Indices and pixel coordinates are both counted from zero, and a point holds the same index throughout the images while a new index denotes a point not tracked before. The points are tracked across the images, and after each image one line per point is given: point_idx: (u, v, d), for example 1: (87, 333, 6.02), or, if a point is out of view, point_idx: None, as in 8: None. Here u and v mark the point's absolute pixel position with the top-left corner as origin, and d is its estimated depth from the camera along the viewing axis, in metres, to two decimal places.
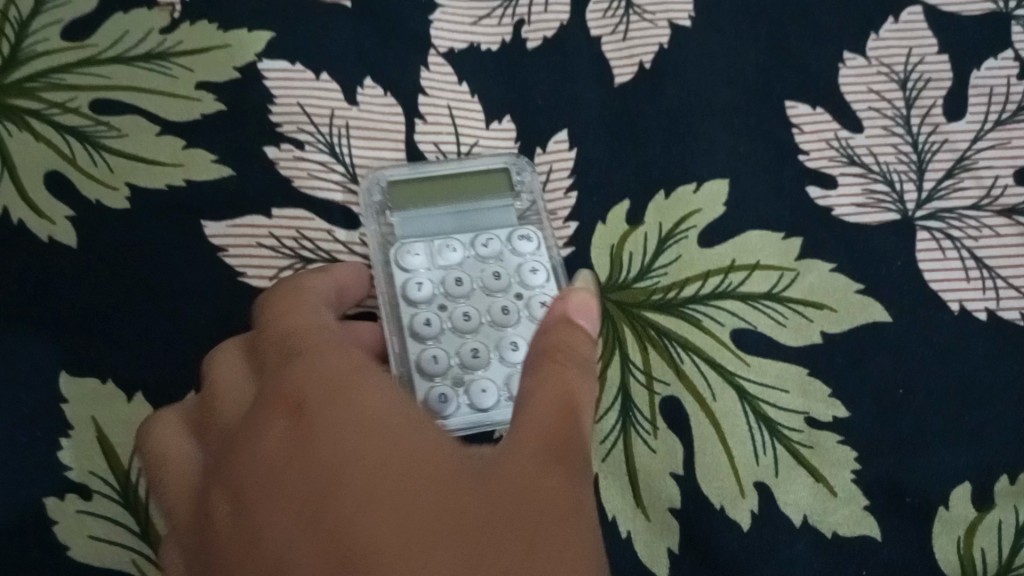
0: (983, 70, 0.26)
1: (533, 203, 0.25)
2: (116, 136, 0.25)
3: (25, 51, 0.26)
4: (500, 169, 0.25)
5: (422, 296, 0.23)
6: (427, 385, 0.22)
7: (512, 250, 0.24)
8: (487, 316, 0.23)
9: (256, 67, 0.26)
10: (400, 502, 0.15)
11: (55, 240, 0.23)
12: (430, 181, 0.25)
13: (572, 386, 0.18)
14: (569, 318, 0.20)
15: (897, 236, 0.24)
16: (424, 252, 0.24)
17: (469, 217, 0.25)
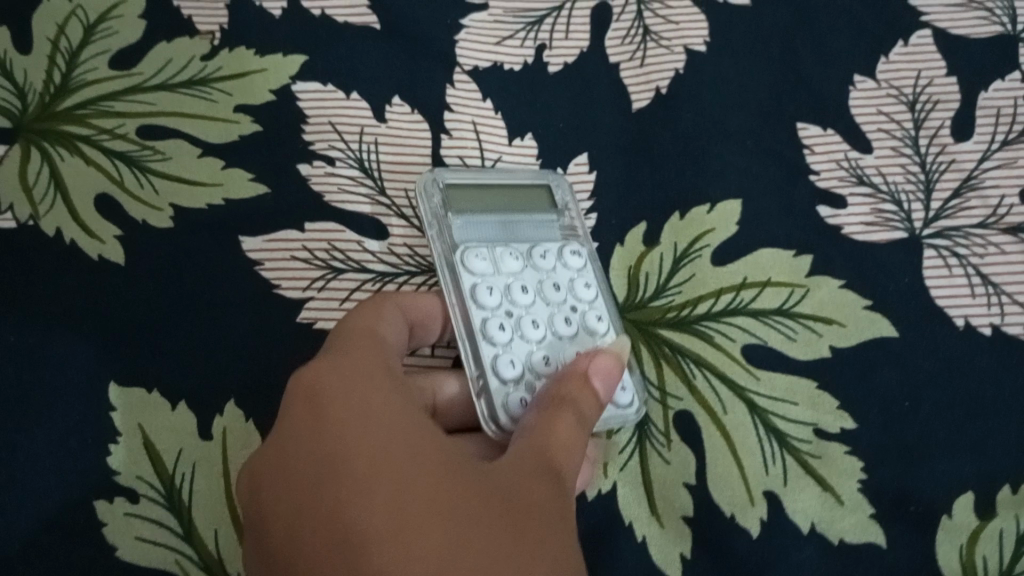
0: (991, 91, 0.27)
1: (576, 219, 0.26)
2: (161, 159, 0.26)
3: (75, 80, 0.27)
4: (544, 186, 0.26)
5: (492, 301, 0.23)
6: (501, 388, 0.22)
7: (565, 263, 0.25)
8: (550, 326, 0.24)
9: (290, 89, 0.28)
10: (390, 490, 0.16)
11: (104, 257, 0.25)
12: (484, 189, 0.25)
13: (572, 433, 0.20)
14: (585, 374, 0.21)
15: (904, 254, 0.25)
16: (488, 257, 0.24)
17: (520, 226, 0.25)
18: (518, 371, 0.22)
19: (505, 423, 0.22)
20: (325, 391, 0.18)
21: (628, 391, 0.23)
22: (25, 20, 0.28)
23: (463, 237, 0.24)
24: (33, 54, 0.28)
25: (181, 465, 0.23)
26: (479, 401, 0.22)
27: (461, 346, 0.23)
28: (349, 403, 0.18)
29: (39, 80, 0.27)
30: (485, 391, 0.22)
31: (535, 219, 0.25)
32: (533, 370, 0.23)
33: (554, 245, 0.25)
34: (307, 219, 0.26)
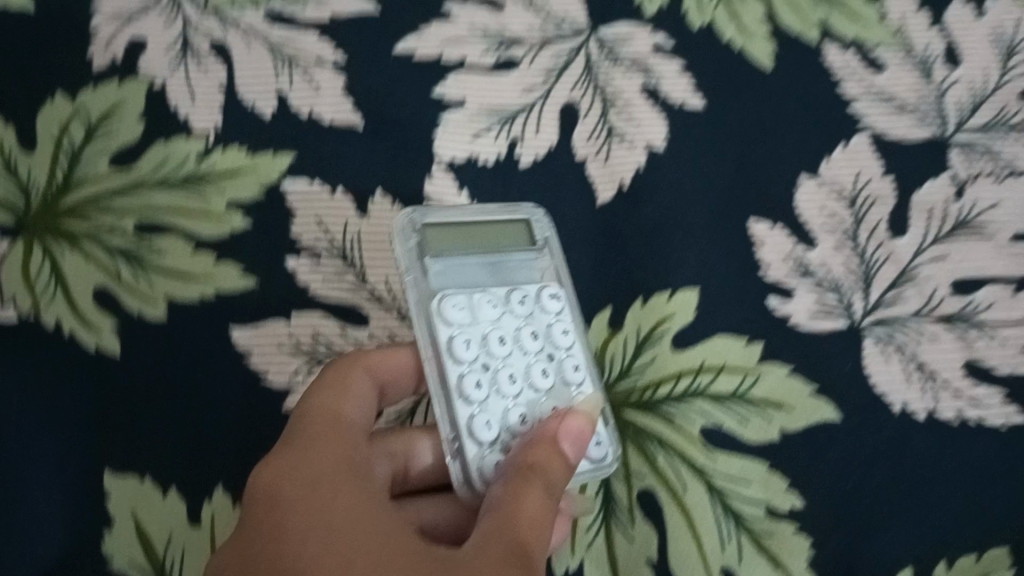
0: (924, 190, 0.29)
1: (552, 260, 0.27)
2: (156, 254, 0.28)
3: (77, 178, 0.29)
4: (521, 224, 0.27)
5: (468, 356, 0.24)
6: (478, 450, 0.23)
7: (539, 311, 0.26)
8: (527, 377, 0.25)
9: (280, 186, 0.30)
10: None
11: (101, 348, 0.27)
12: (460, 228, 0.26)
13: (537, 506, 0.21)
14: (555, 440, 0.22)
15: (846, 343, 0.27)
16: (466, 305, 0.25)
17: (496, 267, 0.26)
18: (495, 432, 0.24)
19: (479, 486, 0.23)
20: (284, 497, 0.21)
21: (602, 445, 0.24)
22: (30, 121, 0.30)
23: (440, 285, 0.25)
24: (37, 154, 0.30)
25: (170, 550, 0.25)
26: (453, 463, 0.23)
27: (440, 404, 0.24)
28: (312, 506, 0.20)
29: (43, 179, 0.29)
30: (461, 453, 0.23)
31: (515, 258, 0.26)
32: (510, 430, 0.24)
33: (531, 290, 0.26)
34: (294, 308, 0.28)
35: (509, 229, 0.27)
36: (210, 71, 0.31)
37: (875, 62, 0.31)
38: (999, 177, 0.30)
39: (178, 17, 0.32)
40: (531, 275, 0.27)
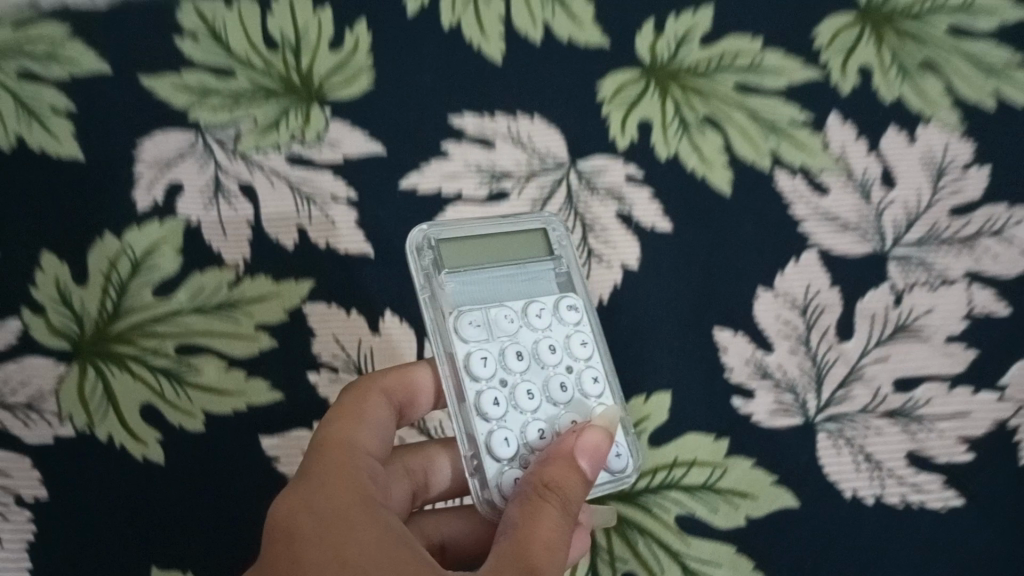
0: (868, 298, 0.33)
1: (565, 270, 0.30)
2: (195, 373, 0.33)
3: (124, 307, 0.34)
4: (536, 236, 0.31)
5: (484, 373, 0.27)
6: (498, 465, 0.27)
7: (554, 325, 0.29)
8: (542, 388, 0.28)
9: (301, 310, 0.34)
10: None
11: (148, 458, 0.32)
12: (475, 243, 0.30)
13: (554, 526, 0.23)
14: (570, 459, 0.24)
15: (802, 438, 0.32)
16: (481, 322, 0.28)
17: (514, 277, 0.30)
18: (513, 448, 0.27)
19: (497, 497, 0.26)
20: (306, 525, 0.23)
21: (622, 458, 0.28)
22: (81, 255, 0.35)
23: (455, 300, 0.28)
24: (88, 286, 0.34)
25: None
26: (473, 479, 0.27)
27: (461, 419, 0.27)
28: (333, 532, 0.23)
29: (93, 309, 0.34)
30: (479, 468, 0.27)
31: (523, 267, 0.30)
32: (527, 444, 0.27)
33: (544, 301, 0.29)
34: (316, 417, 0.33)
35: (515, 238, 0.30)
36: (239, 209, 0.36)
37: (820, 185, 0.36)
38: (933, 287, 0.34)
39: (210, 161, 0.37)
40: (546, 286, 0.30)
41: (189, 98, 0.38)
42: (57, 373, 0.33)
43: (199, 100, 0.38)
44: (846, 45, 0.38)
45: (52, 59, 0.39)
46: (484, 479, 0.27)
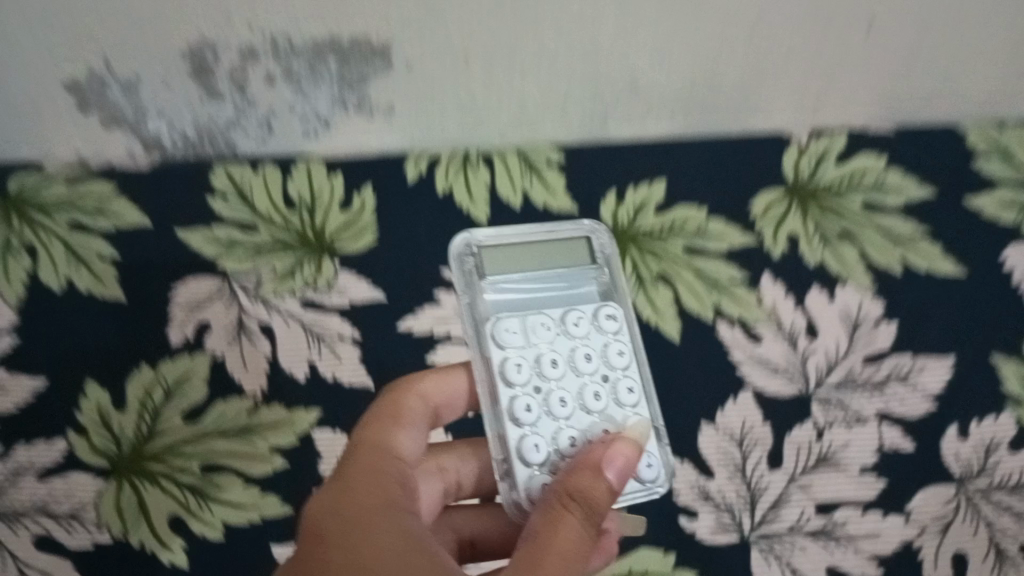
0: (795, 432, 0.40)
1: (604, 281, 0.36)
2: (217, 488, 0.39)
3: (157, 430, 0.39)
4: (579, 250, 0.36)
5: (518, 379, 0.32)
6: (527, 470, 0.31)
7: (590, 334, 0.34)
8: (578, 395, 0.33)
9: (310, 436, 0.40)
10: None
11: (174, 562, 0.38)
12: (521, 253, 0.35)
13: (575, 531, 0.27)
14: (596, 469, 0.28)
15: (738, 554, 0.38)
16: (519, 330, 0.33)
17: (556, 285, 0.35)
18: (542, 454, 0.31)
19: (525, 500, 0.31)
20: (335, 519, 0.28)
21: (651, 469, 0.32)
22: (121, 384, 0.40)
23: (496, 308, 0.34)
24: (126, 412, 0.40)
25: None
26: (502, 482, 0.31)
27: (500, 421, 0.32)
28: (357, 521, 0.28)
29: (130, 432, 0.39)
30: (510, 471, 0.31)
31: (564, 280, 0.35)
32: (556, 450, 0.31)
33: (583, 314, 0.34)
34: None
35: (559, 256, 0.36)
36: (258, 346, 0.42)
37: (755, 335, 0.42)
38: (849, 424, 0.40)
39: (235, 303, 0.43)
40: (587, 296, 0.35)
41: (217, 250, 0.44)
42: (97, 487, 0.38)
43: (226, 252, 0.45)
44: (777, 217, 0.46)
45: (101, 213, 0.45)
46: (514, 483, 0.31)
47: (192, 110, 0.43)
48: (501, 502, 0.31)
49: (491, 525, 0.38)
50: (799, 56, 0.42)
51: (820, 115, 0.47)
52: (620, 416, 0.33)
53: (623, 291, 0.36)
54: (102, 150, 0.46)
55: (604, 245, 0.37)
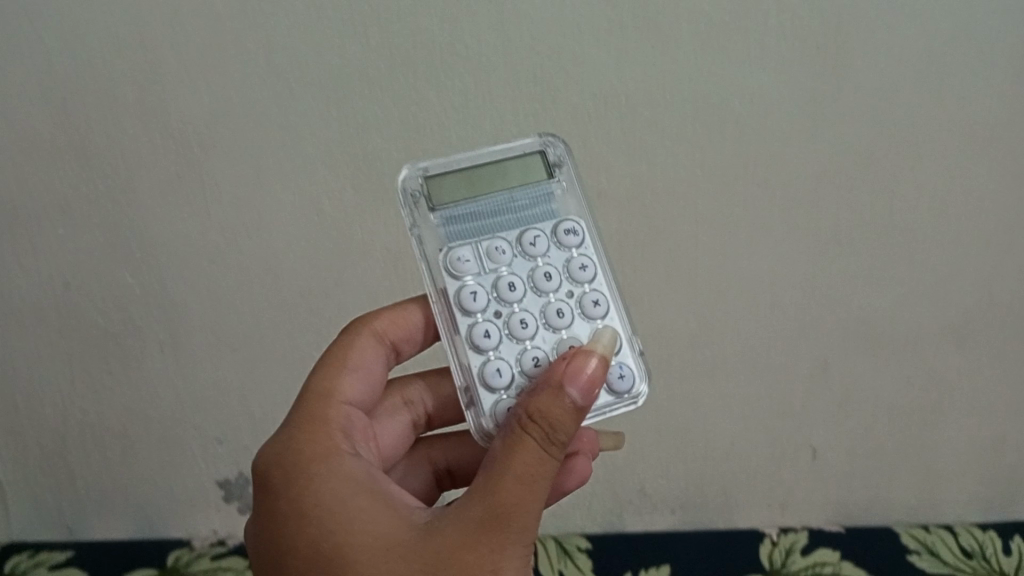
0: None
1: (558, 184, 0.42)
2: None
3: None
4: (530, 157, 0.42)
5: (476, 307, 0.38)
6: (493, 394, 0.37)
7: (542, 249, 0.40)
8: (535, 314, 0.39)
9: None
10: (329, 506, 0.33)
11: None
12: (468, 171, 0.41)
13: (534, 448, 0.31)
14: (560, 389, 0.32)
15: None
16: (473, 255, 0.39)
17: (508, 195, 0.41)
18: (505, 376, 0.38)
19: (492, 412, 0.37)
20: (306, 443, 0.35)
21: (621, 377, 0.38)
22: None
23: (451, 236, 0.40)
24: None
25: None
26: (470, 407, 0.38)
27: (463, 351, 0.38)
28: (321, 447, 0.35)
29: None
30: (478, 390, 0.38)
31: (514, 196, 0.41)
32: (519, 371, 0.38)
33: (540, 232, 0.40)
34: None
35: (512, 176, 0.41)
36: None
37: None
38: None
39: None
40: (544, 212, 0.41)
41: None
42: None
43: None
44: None
45: None
46: (482, 406, 0.37)
47: None
48: (470, 426, 0.38)
49: (465, 454, 0.49)
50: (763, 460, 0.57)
51: (783, 512, 0.61)
52: (583, 329, 0.39)
53: (580, 206, 0.41)
54: (236, 532, 0.62)
55: (561, 164, 0.42)
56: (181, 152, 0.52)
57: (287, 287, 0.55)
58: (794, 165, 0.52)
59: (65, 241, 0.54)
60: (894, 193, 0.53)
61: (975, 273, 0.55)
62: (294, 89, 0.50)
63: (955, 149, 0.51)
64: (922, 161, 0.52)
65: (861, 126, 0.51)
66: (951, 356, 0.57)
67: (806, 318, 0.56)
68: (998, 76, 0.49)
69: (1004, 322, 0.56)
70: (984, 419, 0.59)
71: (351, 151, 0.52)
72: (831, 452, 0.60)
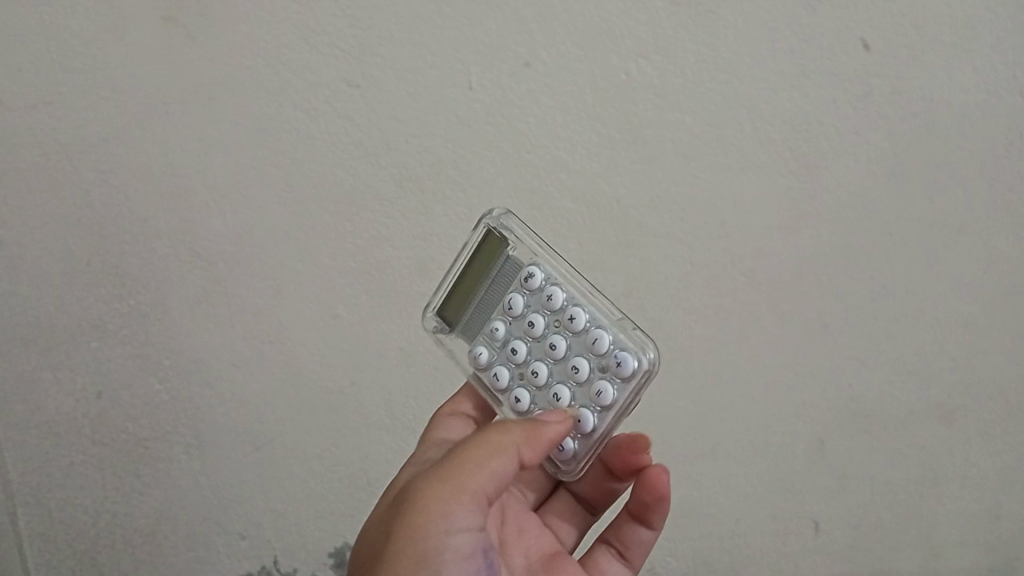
0: None
1: (508, 236, 0.44)
2: None
3: None
4: (478, 224, 0.44)
5: (506, 384, 0.43)
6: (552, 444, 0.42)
7: (519, 304, 0.43)
8: (545, 357, 0.42)
9: None
10: (372, 528, 0.41)
11: None
12: (453, 279, 0.45)
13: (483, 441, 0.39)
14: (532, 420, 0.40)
15: None
16: (485, 347, 0.44)
17: (486, 281, 0.44)
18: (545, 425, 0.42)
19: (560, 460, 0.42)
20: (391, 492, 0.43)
21: (620, 363, 0.40)
22: None
23: (471, 341, 0.45)
24: None
25: None
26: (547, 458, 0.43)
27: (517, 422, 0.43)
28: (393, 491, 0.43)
29: None
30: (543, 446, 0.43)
31: (493, 277, 0.44)
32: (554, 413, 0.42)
33: (513, 295, 0.43)
34: None
35: (480, 257, 0.44)
36: None
37: None
38: None
39: None
40: (513, 266, 0.44)
41: None
42: None
43: None
44: None
45: None
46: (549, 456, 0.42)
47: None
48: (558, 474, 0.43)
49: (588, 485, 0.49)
50: (761, 525, 0.59)
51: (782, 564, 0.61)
52: (579, 344, 0.41)
53: (541, 249, 0.43)
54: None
55: (508, 225, 0.44)
56: (209, 268, 0.54)
57: (305, 389, 0.58)
58: (788, 266, 0.53)
59: (101, 354, 0.57)
60: (886, 288, 0.53)
61: (972, 362, 0.55)
62: (309, 209, 0.53)
63: (939, 253, 0.53)
64: (910, 261, 0.53)
65: (850, 231, 0.52)
66: (955, 442, 0.57)
67: (816, 410, 0.56)
68: (971, 186, 0.51)
69: (1001, 406, 0.56)
70: (994, 497, 0.58)
71: (364, 265, 0.54)
72: (845, 537, 0.60)
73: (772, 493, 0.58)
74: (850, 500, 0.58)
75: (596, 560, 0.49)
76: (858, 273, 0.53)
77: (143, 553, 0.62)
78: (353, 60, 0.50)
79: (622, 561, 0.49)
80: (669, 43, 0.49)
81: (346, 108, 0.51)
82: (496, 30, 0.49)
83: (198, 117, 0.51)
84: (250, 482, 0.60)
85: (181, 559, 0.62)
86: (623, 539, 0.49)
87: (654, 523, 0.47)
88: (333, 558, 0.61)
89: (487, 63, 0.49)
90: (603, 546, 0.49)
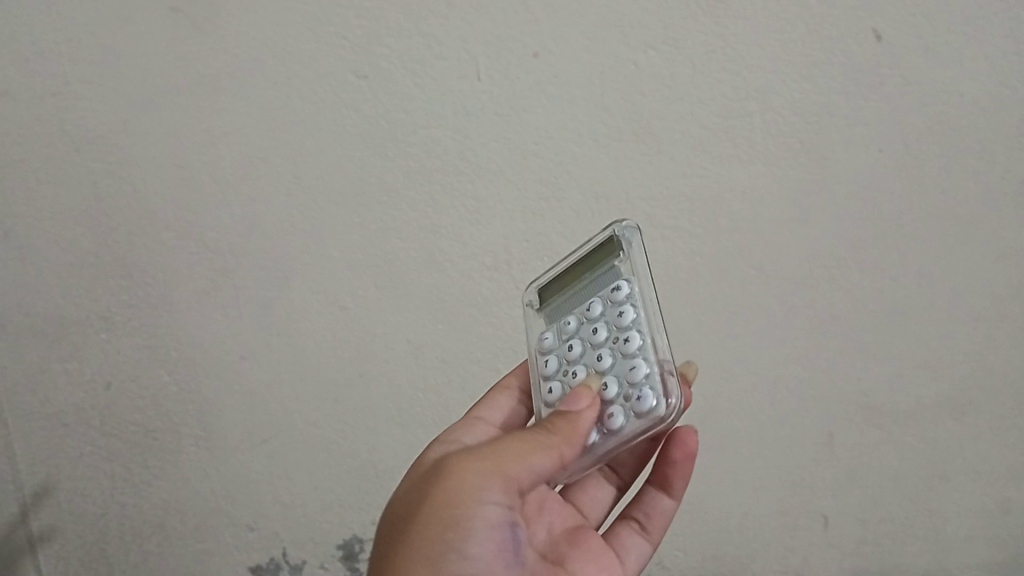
0: None
1: (629, 259, 0.44)
2: None
3: None
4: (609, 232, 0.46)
5: (547, 373, 0.43)
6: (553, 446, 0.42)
7: (597, 311, 0.43)
8: (589, 364, 0.42)
9: None
10: (396, 502, 0.41)
11: None
12: (566, 271, 0.48)
13: (522, 435, 0.39)
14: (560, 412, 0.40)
15: None
16: (553, 334, 0.45)
17: (588, 281, 0.46)
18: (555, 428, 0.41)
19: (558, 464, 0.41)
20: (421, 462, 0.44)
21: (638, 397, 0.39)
22: None
23: (551, 324, 0.46)
24: None
25: None
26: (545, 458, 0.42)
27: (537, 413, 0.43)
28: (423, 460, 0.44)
29: None
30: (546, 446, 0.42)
31: (591, 281, 0.45)
32: None
33: (598, 299, 0.44)
34: None
35: (594, 263, 0.46)
36: None
37: None
38: None
39: None
40: (611, 275, 0.44)
41: None
42: None
43: None
44: None
45: None
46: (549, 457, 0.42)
47: (324, 564, 0.63)
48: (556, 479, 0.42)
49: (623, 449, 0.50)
50: (769, 517, 0.59)
51: (790, 557, 0.61)
52: (621, 366, 0.41)
53: (638, 270, 0.44)
54: None
55: (630, 239, 0.45)
56: (217, 260, 0.54)
57: (313, 381, 0.58)
58: (798, 260, 0.53)
59: (109, 345, 0.57)
60: (897, 281, 0.53)
61: (984, 357, 0.55)
62: (317, 202, 0.53)
63: (950, 246, 0.52)
64: (921, 255, 0.52)
65: (861, 223, 0.52)
66: (966, 437, 0.57)
67: (825, 404, 0.56)
68: (985, 178, 0.51)
69: (1014, 401, 0.56)
70: (1005, 493, 0.58)
71: (372, 258, 0.54)
72: (854, 530, 0.60)
73: (780, 487, 0.58)
74: (858, 494, 0.58)
75: (617, 534, 0.48)
76: (869, 266, 0.53)
77: (154, 543, 0.63)
78: (360, 51, 0.49)
79: (643, 534, 0.48)
80: (679, 33, 0.48)
81: (354, 99, 0.50)
82: (503, 21, 0.48)
83: (206, 109, 0.51)
84: (258, 473, 0.60)
85: (191, 548, 0.63)
86: (645, 508, 0.49)
87: (676, 485, 0.48)
88: (342, 551, 0.63)
89: (495, 54, 0.49)
90: (625, 520, 0.49)
